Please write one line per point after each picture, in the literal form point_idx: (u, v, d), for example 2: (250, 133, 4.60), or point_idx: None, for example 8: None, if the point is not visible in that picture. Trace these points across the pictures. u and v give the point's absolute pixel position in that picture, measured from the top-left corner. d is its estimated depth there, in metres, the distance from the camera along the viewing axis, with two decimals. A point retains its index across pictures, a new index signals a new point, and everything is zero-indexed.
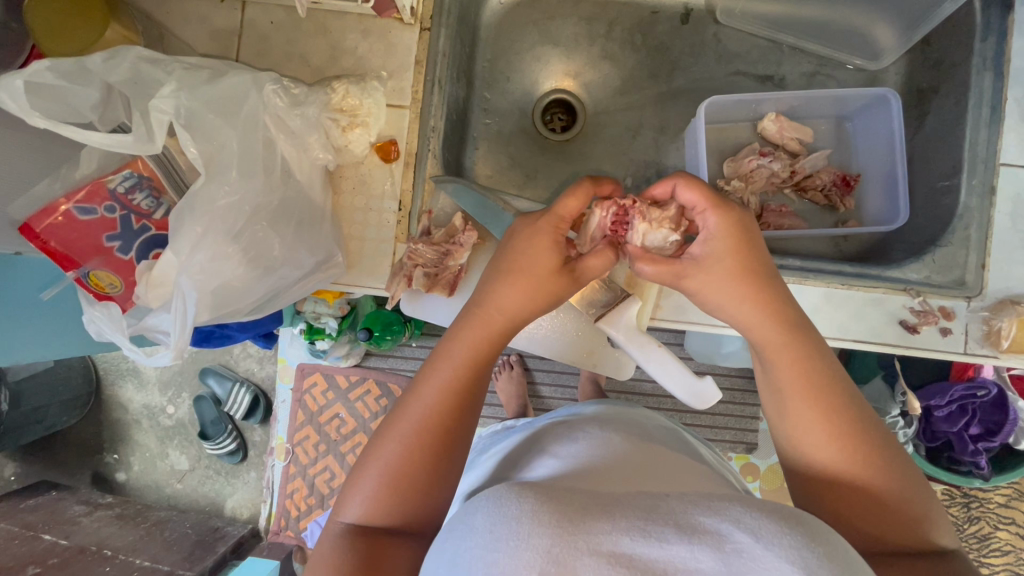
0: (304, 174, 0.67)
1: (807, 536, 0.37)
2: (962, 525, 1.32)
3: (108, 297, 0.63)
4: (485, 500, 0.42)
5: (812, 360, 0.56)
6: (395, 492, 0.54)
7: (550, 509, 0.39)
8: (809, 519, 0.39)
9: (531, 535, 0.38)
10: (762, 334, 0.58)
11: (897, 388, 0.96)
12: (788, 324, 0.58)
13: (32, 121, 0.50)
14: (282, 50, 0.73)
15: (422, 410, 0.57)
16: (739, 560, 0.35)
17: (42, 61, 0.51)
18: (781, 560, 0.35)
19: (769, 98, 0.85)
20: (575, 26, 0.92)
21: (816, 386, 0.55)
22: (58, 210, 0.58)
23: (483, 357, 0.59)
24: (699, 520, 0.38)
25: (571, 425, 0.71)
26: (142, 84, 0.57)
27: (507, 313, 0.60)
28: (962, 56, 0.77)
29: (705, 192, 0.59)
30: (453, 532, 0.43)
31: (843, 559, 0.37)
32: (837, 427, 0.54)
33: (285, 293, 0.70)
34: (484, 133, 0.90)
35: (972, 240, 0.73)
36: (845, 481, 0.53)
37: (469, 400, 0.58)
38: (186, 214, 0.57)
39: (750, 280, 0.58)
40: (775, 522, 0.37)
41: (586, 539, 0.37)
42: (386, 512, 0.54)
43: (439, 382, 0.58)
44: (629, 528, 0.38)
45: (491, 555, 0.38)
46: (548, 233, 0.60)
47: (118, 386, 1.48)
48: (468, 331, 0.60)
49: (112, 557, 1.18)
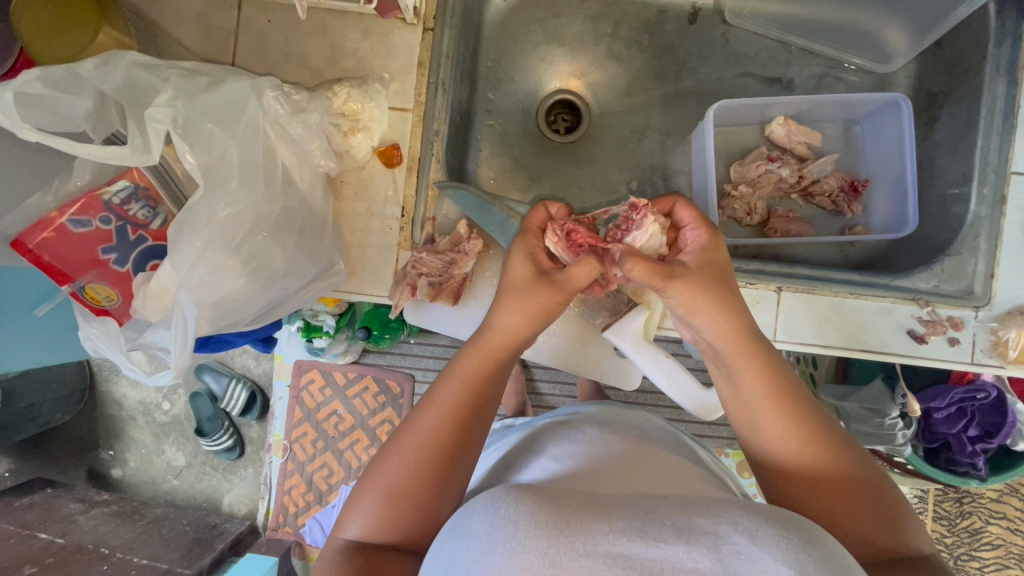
0: (305, 182, 0.65)
1: (804, 540, 0.36)
2: (953, 519, 1.34)
3: (104, 311, 0.62)
4: (483, 501, 0.42)
5: (776, 367, 0.57)
6: (397, 508, 0.53)
7: (547, 509, 0.38)
8: (803, 522, 0.39)
9: (528, 536, 0.37)
10: (734, 342, 0.57)
11: (897, 389, 0.94)
12: (752, 332, 0.57)
13: (23, 135, 0.47)
14: (280, 51, 0.71)
15: (424, 427, 0.56)
16: (736, 561, 0.34)
17: (31, 70, 0.49)
18: (778, 563, 0.34)
19: (778, 102, 0.84)
20: (581, 25, 0.90)
21: (790, 397, 0.56)
22: (51, 223, 0.56)
23: (485, 377, 0.58)
24: (696, 522, 0.37)
25: (552, 428, 0.70)
26: (138, 91, 0.55)
27: (504, 334, 0.59)
28: (975, 61, 0.76)
29: (700, 214, 0.62)
30: (452, 533, 0.42)
31: (841, 561, 0.37)
32: (808, 428, 0.54)
33: (286, 302, 0.68)
34: (487, 134, 0.88)
35: (981, 249, 0.73)
36: (827, 479, 0.52)
37: (474, 419, 0.57)
38: (186, 229, 0.56)
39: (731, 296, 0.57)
40: (772, 526, 0.37)
41: (583, 540, 0.36)
42: (388, 528, 0.53)
43: (441, 400, 0.57)
44: (627, 529, 0.37)
45: (489, 556, 0.37)
46: (536, 237, 0.63)
47: (112, 382, 1.47)
48: (466, 350, 0.60)
49: (110, 556, 1.16)
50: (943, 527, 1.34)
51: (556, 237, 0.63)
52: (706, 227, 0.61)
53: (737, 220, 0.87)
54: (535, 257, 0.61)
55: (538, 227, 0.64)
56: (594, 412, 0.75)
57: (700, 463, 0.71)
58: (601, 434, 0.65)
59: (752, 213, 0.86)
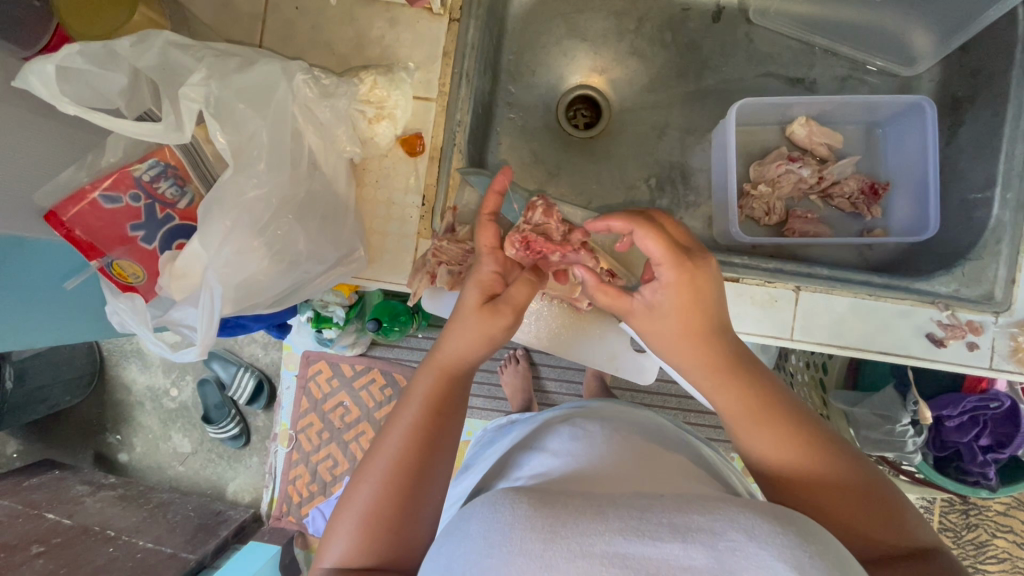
0: (330, 166, 0.65)
1: (801, 534, 0.34)
2: (959, 532, 1.33)
3: (132, 288, 0.63)
4: (480, 504, 0.39)
5: (765, 390, 0.54)
6: (374, 530, 0.51)
7: (543, 511, 0.36)
8: (800, 517, 0.36)
9: (522, 541, 0.34)
10: (702, 360, 0.55)
11: (909, 396, 0.93)
12: (740, 367, 0.55)
13: (64, 109, 0.49)
14: (307, 37, 0.71)
15: (388, 449, 0.54)
16: (732, 558, 0.32)
17: (72, 44, 0.49)
18: (775, 559, 0.32)
19: (800, 102, 0.84)
20: (604, 20, 0.90)
21: (785, 414, 0.53)
22: (85, 197, 0.58)
23: (441, 401, 0.56)
24: (692, 518, 0.35)
25: (553, 424, 0.70)
26: (171, 70, 0.55)
27: (456, 355, 0.57)
28: (1002, 65, 0.75)
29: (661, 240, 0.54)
30: (449, 536, 0.40)
31: (844, 557, 0.34)
32: (796, 433, 0.52)
33: (306, 287, 0.69)
34: (508, 127, 0.88)
35: (1003, 254, 0.73)
36: (826, 486, 0.50)
37: (438, 440, 0.55)
38: (215, 208, 0.56)
39: (688, 326, 0.55)
40: (770, 522, 0.34)
41: (578, 541, 0.34)
42: (365, 550, 0.51)
43: (398, 423, 0.55)
44: (623, 528, 0.35)
45: (485, 560, 0.35)
46: (496, 259, 0.61)
47: (122, 367, 1.48)
48: (420, 374, 0.58)
49: (115, 538, 1.17)
50: (949, 539, 1.33)
51: (514, 248, 0.62)
52: (670, 266, 0.54)
53: (755, 220, 0.87)
54: (488, 284, 0.59)
55: (493, 246, 0.61)
56: (600, 408, 0.75)
57: (708, 460, 0.70)
58: (602, 431, 0.64)
59: (771, 213, 0.86)
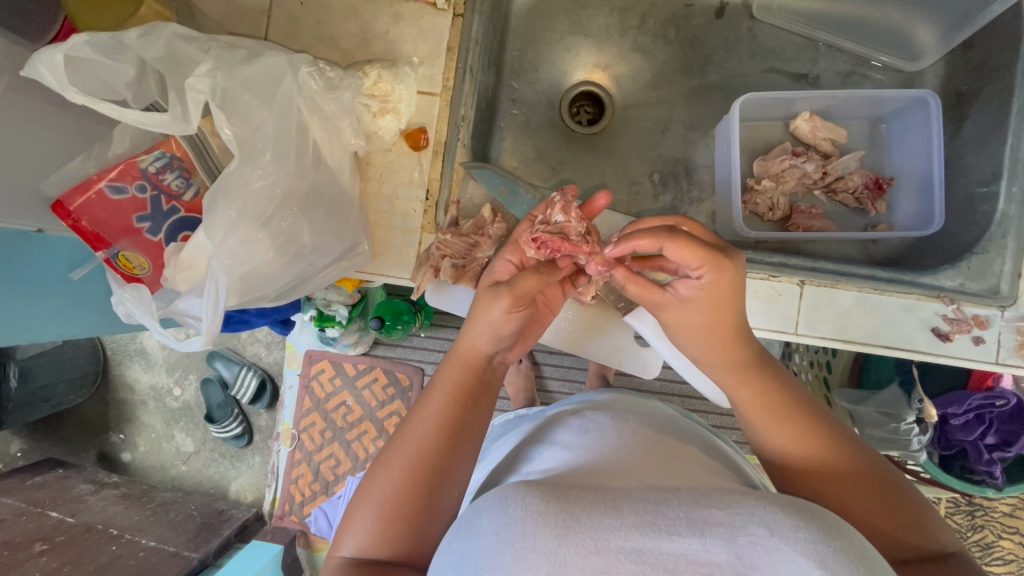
0: (335, 159, 0.66)
1: (822, 529, 0.33)
2: (965, 533, 1.32)
3: (137, 279, 0.63)
4: (491, 498, 0.38)
5: (779, 388, 0.55)
6: (392, 519, 0.51)
7: (555, 506, 0.35)
8: (821, 511, 0.35)
9: (537, 536, 0.34)
10: (720, 355, 0.57)
11: (914, 396, 0.92)
12: (755, 363, 0.57)
13: (71, 97, 0.49)
14: (312, 32, 0.72)
15: (410, 439, 0.55)
16: (753, 552, 0.31)
17: (80, 34, 0.49)
18: (796, 554, 0.31)
19: (804, 97, 0.84)
20: (608, 16, 0.90)
21: (801, 413, 0.54)
22: (92, 187, 0.58)
23: (463, 391, 0.57)
24: (709, 511, 0.34)
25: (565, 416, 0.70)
26: (177, 62, 0.56)
27: (477, 345, 0.58)
28: (1008, 58, 0.75)
29: (700, 251, 0.54)
30: (461, 530, 0.39)
31: (866, 552, 0.33)
32: (810, 426, 0.53)
33: (310, 280, 0.69)
34: (511, 123, 0.88)
35: (1009, 248, 0.72)
36: (848, 482, 0.50)
37: (459, 431, 0.55)
38: (221, 198, 0.56)
39: (716, 320, 0.56)
40: (790, 515, 0.33)
41: (594, 537, 0.33)
42: (383, 539, 0.51)
43: (421, 414, 0.56)
44: (639, 522, 0.34)
45: (498, 556, 0.34)
46: (518, 252, 0.61)
47: (125, 366, 1.49)
48: (445, 365, 0.59)
49: (118, 536, 1.17)
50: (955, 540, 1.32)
51: (533, 249, 0.60)
52: (709, 263, 0.54)
53: (758, 215, 0.87)
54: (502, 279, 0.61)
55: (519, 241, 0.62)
56: (607, 401, 0.75)
57: (717, 451, 0.70)
58: (612, 422, 0.64)
59: (775, 208, 0.86)
